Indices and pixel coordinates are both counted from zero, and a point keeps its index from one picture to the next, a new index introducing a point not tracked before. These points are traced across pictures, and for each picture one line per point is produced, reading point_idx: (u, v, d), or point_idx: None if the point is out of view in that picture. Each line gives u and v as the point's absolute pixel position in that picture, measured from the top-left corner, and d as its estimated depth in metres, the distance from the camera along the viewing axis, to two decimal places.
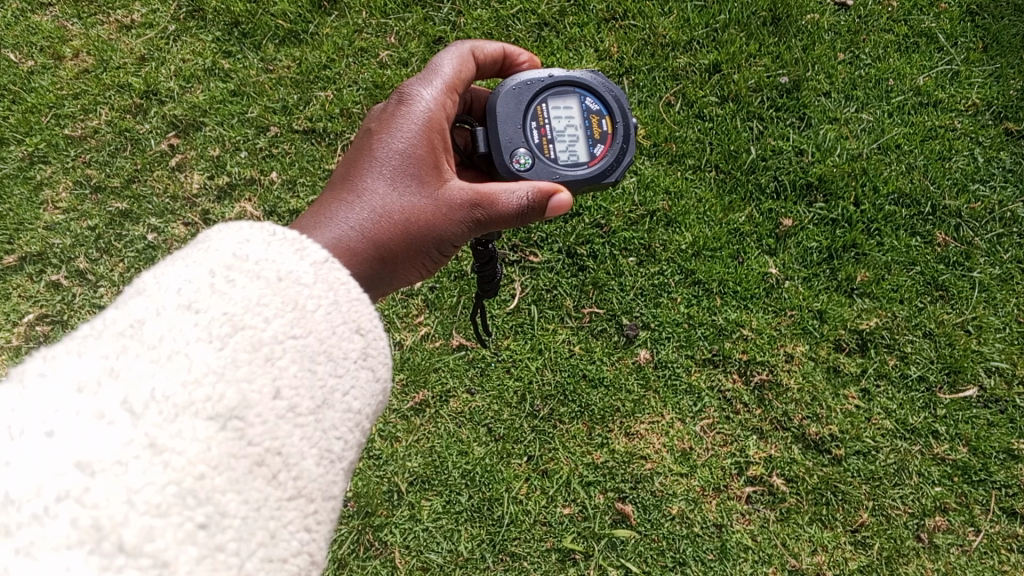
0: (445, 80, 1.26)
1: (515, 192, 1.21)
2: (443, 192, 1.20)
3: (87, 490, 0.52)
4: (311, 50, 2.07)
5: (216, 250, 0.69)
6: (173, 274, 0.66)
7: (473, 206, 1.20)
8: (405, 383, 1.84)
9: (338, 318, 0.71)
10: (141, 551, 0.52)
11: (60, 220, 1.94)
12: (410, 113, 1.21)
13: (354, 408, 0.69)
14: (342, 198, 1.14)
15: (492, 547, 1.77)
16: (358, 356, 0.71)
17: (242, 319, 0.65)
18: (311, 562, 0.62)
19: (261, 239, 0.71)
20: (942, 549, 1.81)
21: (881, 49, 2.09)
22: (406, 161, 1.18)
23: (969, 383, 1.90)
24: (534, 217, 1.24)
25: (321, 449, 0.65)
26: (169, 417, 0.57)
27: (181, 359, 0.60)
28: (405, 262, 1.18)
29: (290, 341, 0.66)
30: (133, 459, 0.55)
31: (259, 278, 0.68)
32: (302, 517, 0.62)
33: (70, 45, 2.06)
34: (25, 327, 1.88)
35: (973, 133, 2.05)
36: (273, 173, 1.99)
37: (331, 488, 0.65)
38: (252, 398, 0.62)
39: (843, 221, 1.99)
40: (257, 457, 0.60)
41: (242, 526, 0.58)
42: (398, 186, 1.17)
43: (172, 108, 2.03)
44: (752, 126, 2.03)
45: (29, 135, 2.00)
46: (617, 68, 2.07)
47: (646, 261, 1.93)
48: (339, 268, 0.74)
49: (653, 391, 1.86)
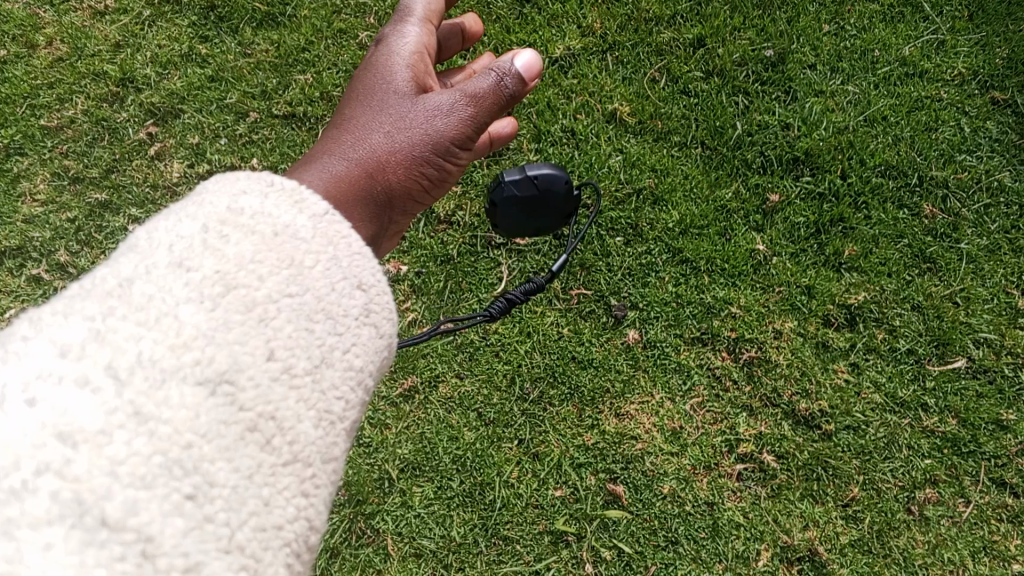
0: (416, 12, 1.21)
1: (491, 75, 1.14)
2: (430, 100, 1.11)
3: (69, 463, 0.50)
4: (290, 33, 2.03)
5: (211, 204, 0.68)
6: (167, 230, 0.65)
7: (458, 105, 1.11)
8: (394, 369, 1.84)
9: (337, 273, 0.69)
10: (124, 525, 0.51)
11: (38, 212, 1.90)
12: (388, 47, 1.17)
13: (356, 366, 0.67)
14: (330, 138, 1.05)
15: (485, 532, 1.77)
16: (359, 313, 0.68)
17: (234, 277, 0.63)
18: (309, 527, 0.60)
19: (258, 191, 0.71)
20: (933, 520, 1.81)
21: (866, 20, 2.07)
22: (386, 91, 1.12)
23: (958, 354, 1.90)
24: (519, 92, 1.17)
25: (319, 411, 0.63)
26: (155, 384, 0.56)
27: (169, 322, 0.58)
28: (403, 187, 1.07)
29: (284, 300, 0.64)
30: (117, 428, 0.53)
31: (254, 232, 0.67)
32: (298, 483, 0.60)
33: (43, 33, 2.02)
34: (4, 322, 1.84)
35: (959, 103, 2.03)
36: (254, 160, 1.95)
37: (331, 450, 0.63)
38: (244, 361, 0.60)
39: (830, 194, 1.98)
40: (249, 423, 0.59)
41: (231, 496, 0.56)
42: (383, 113, 1.09)
43: (149, 95, 1.99)
44: (738, 100, 2.02)
45: (4, 126, 1.96)
46: (601, 44, 2.04)
47: (633, 240, 1.92)
48: (339, 222, 0.73)
49: (643, 370, 1.86)
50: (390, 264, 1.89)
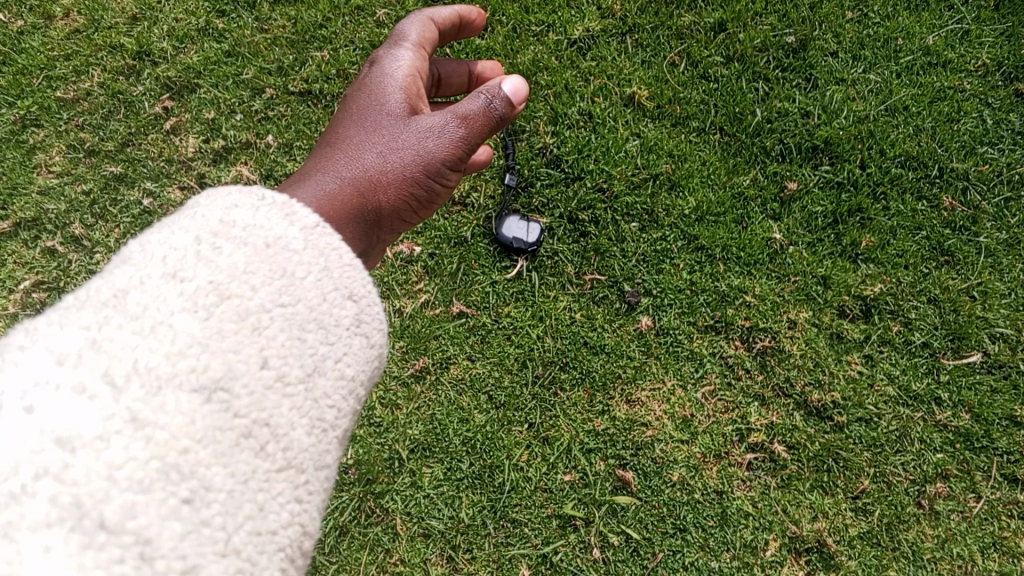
0: (406, 40, 1.19)
1: (481, 97, 1.12)
2: (417, 125, 1.09)
3: (67, 467, 0.49)
4: (306, 9, 2.01)
5: (204, 216, 0.65)
6: (160, 241, 0.62)
7: (448, 126, 1.09)
8: (406, 350, 1.84)
9: (328, 285, 0.66)
10: (123, 528, 0.49)
11: (54, 184, 1.91)
12: (376, 73, 1.15)
13: (348, 375, 0.65)
14: (322, 158, 1.03)
15: (493, 514, 1.78)
16: (351, 323, 0.66)
17: (228, 287, 0.61)
18: (303, 532, 0.59)
19: (249, 204, 0.67)
20: (943, 515, 1.81)
21: (891, 7, 2.03)
22: (376, 115, 1.10)
23: (973, 349, 1.88)
24: (508, 114, 1.14)
25: (311, 418, 0.61)
26: (151, 391, 0.54)
27: (164, 331, 0.57)
28: (393, 208, 1.05)
29: (278, 310, 0.62)
30: (114, 435, 0.52)
31: (246, 245, 0.64)
32: (291, 488, 0.58)
33: (60, 4, 2.01)
34: (21, 294, 1.85)
35: (983, 94, 1.99)
36: (269, 136, 1.94)
37: (323, 457, 0.62)
38: (238, 368, 0.58)
39: (849, 184, 1.95)
40: (244, 429, 0.57)
41: (227, 500, 0.54)
42: (374, 136, 1.07)
43: (166, 69, 1.98)
44: (758, 87, 1.99)
45: (21, 97, 1.96)
46: (620, 26, 2.01)
47: (649, 226, 1.90)
48: (330, 233, 0.70)
49: (655, 357, 1.85)
50: (404, 245, 1.89)
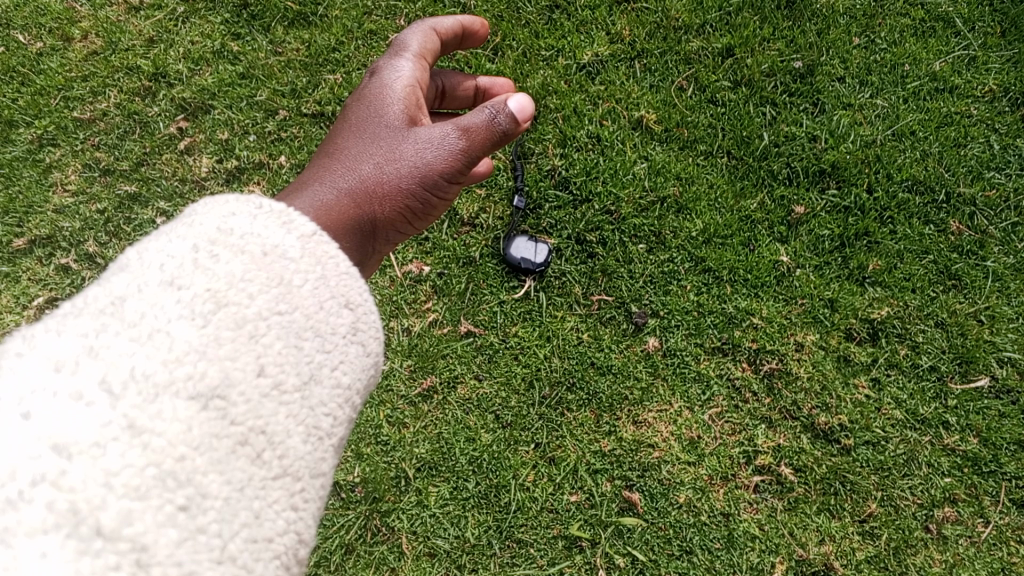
0: (409, 50, 1.20)
1: (485, 111, 1.12)
2: (416, 136, 1.10)
3: (63, 474, 0.49)
4: (321, 32, 2.06)
5: (201, 225, 0.65)
6: (158, 249, 0.63)
7: (447, 138, 1.10)
8: (414, 369, 1.85)
9: (326, 292, 0.67)
10: (119, 535, 0.49)
11: (69, 202, 1.94)
12: (377, 82, 1.16)
13: (344, 383, 0.66)
14: (320, 168, 1.06)
15: (499, 534, 1.77)
16: (347, 331, 0.67)
17: (225, 294, 0.61)
18: (298, 540, 0.59)
19: (247, 213, 0.68)
20: (951, 540, 1.79)
21: (897, 33, 2.06)
22: (376, 126, 1.11)
23: (981, 373, 1.88)
24: (513, 130, 1.14)
25: (308, 426, 0.61)
26: (148, 397, 0.54)
27: (162, 338, 0.57)
28: (389, 218, 1.07)
29: (275, 317, 0.63)
30: (111, 441, 0.52)
31: (243, 253, 0.65)
32: (288, 496, 0.59)
33: (78, 26, 2.07)
34: (34, 310, 1.88)
35: (989, 120, 2.01)
36: (282, 157, 1.97)
37: (319, 465, 0.62)
38: (235, 376, 0.58)
39: (855, 208, 1.96)
40: (241, 436, 0.57)
41: (224, 507, 0.54)
42: (373, 147, 1.09)
43: (181, 90, 2.03)
44: (765, 111, 2.01)
45: (39, 117, 2.00)
46: (628, 51, 2.05)
47: (656, 248, 1.92)
48: (328, 242, 0.70)
49: (662, 378, 1.86)
50: (413, 264, 1.91)
